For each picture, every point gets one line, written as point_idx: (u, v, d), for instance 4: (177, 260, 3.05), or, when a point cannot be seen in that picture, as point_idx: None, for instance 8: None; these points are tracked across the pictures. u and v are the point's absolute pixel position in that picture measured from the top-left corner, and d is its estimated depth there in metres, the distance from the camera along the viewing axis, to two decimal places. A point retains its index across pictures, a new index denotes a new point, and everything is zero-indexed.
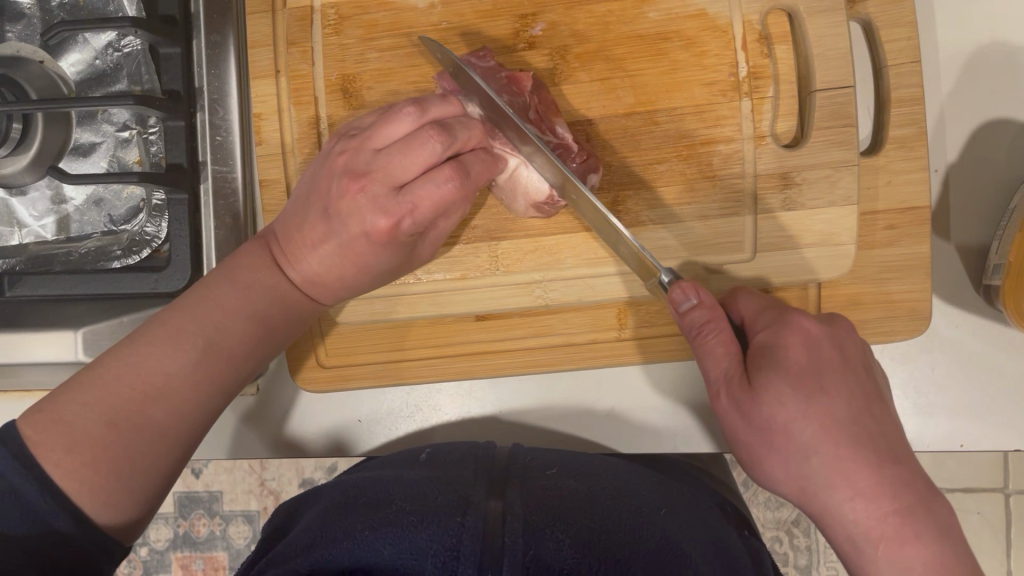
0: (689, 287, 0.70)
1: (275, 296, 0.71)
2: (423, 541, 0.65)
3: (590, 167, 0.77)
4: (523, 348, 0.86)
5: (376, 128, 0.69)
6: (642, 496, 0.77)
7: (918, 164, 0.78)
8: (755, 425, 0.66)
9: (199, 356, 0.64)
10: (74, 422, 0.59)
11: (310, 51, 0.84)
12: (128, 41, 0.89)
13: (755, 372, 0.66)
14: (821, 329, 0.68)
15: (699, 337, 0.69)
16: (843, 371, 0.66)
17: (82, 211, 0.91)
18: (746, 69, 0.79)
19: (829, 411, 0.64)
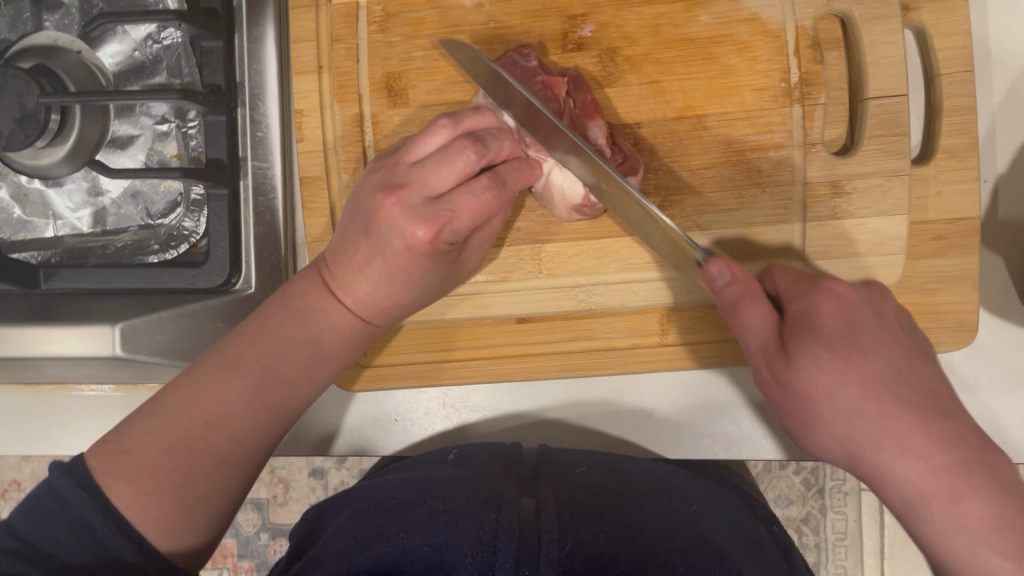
0: (725, 263, 0.66)
1: (325, 317, 0.71)
2: (460, 534, 0.63)
3: (629, 169, 0.76)
4: (563, 350, 0.86)
5: (412, 145, 0.69)
6: (674, 493, 0.76)
7: (969, 174, 0.76)
8: (794, 394, 0.64)
9: (255, 381, 0.67)
10: (139, 456, 0.63)
11: (354, 49, 0.83)
12: (169, 33, 0.88)
13: (789, 338, 0.64)
14: (854, 293, 0.66)
15: (733, 313, 0.67)
16: (877, 330, 0.64)
17: (118, 205, 0.90)
18: (797, 75, 0.78)
19: (869, 369, 0.62)
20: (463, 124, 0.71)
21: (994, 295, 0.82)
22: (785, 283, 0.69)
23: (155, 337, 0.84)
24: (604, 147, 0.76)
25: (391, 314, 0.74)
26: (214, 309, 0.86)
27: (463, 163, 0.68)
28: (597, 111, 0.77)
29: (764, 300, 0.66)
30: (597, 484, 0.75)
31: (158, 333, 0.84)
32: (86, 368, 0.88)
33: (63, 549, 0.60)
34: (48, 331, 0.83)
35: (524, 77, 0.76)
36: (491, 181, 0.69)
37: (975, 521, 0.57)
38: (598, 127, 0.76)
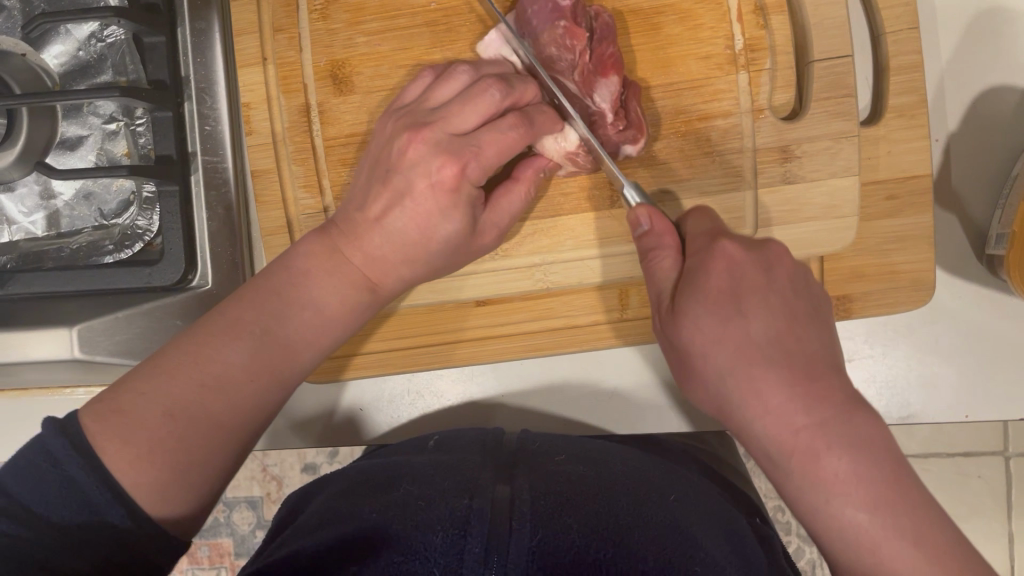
0: (644, 211, 0.68)
1: (330, 275, 0.71)
2: (433, 517, 0.64)
3: (627, 138, 0.75)
4: (527, 331, 0.85)
5: (432, 89, 0.73)
6: (653, 482, 0.75)
7: (917, 133, 0.77)
8: (684, 347, 0.65)
9: (255, 346, 0.67)
10: (136, 416, 0.61)
11: (297, 38, 0.82)
12: (112, 30, 0.87)
13: (678, 295, 0.65)
14: (747, 252, 0.64)
15: (647, 261, 0.69)
16: (765, 290, 0.63)
17: (72, 207, 0.89)
18: (741, 41, 0.77)
19: (747, 331, 0.62)
20: (486, 71, 0.74)
21: (951, 257, 0.82)
22: (694, 232, 0.68)
23: (113, 338, 0.84)
24: (607, 110, 0.76)
25: (400, 277, 0.74)
26: (172, 306, 0.85)
27: (483, 104, 0.70)
28: (615, 66, 0.75)
29: (674, 251, 0.68)
30: (574, 474, 0.74)
31: (116, 334, 0.84)
32: (47, 374, 0.88)
33: (55, 513, 0.57)
34: (6, 337, 0.83)
35: (548, 19, 0.76)
36: (515, 126, 0.70)
37: (831, 477, 0.59)
38: (607, 87, 0.76)
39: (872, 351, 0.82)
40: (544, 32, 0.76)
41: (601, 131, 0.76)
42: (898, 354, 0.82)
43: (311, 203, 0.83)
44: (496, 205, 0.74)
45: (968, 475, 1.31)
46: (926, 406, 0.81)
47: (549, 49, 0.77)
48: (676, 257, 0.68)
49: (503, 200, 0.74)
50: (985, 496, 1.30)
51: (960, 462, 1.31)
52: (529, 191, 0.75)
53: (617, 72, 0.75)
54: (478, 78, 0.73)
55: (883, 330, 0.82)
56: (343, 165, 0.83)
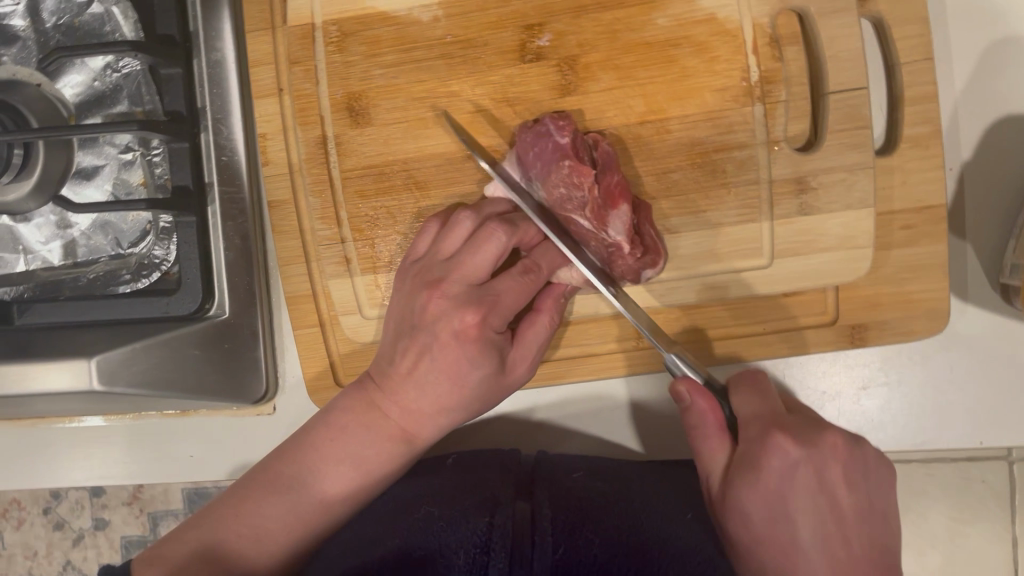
0: (691, 388, 0.70)
1: (366, 431, 0.75)
2: (454, 540, 0.72)
3: (646, 263, 0.76)
4: (544, 359, 0.85)
5: (442, 238, 0.75)
6: (668, 494, 0.80)
7: (932, 164, 0.77)
8: (737, 538, 0.68)
9: (292, 500, 0.74)
10: (181, 550, 0.71)
11: (315, 70, 0.82)
12: (126, 61, 0.87)
13: (730, 480, 0.68)
14: (803, 452, 0.65)
15: (695, 434, 0.71)
16: (816, 490, 0.66)
17: (88, 236, 0.89)
18: (757, 73, 0.77)
19: (794, 532, 0.66)
20: (487, 213, 0.76)
21: (965, 283, 0.82)
22: (746, 415, 0.69)
23: (132, 369, 0.84)
24: (624, 242, 0.75)
25: (434, 425, 0.76)
26: (190, 336, 0.86)
27: (494, 246, 0.72)
28: (623, 195, 0.74)
29: (721, 438, 0.70)
30: (589, 487, 0.79)
31: (135, 364, 0.84)
32: (66, 402, 0.88)
33: None
34: (26, 366, 0.83)
35: (552, 160, 0.75)
36: (526, 271, 0.74)
37: None
38: (620, 219, 0.74)
39: (887, 379, 0.82)
40: (549, 173, 0.75)
41: (621, 262, 0.76)
42: (909, 382, 0.82)
43: (329, 234, 0.84)
44: (522, 340, 0.74)
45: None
46: (938, 433, 0.82)
47: (558, 190, 0.76)
48: (726, 442, 0.70)
49: (528, 333, 0.74)
50: None
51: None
52: (553, 320, 0.75)
53: (626, 200, 0.74)
54: (483, 223, 0.74)
55: (896, 357, 0.82)
56: (360, 198, 0.83)
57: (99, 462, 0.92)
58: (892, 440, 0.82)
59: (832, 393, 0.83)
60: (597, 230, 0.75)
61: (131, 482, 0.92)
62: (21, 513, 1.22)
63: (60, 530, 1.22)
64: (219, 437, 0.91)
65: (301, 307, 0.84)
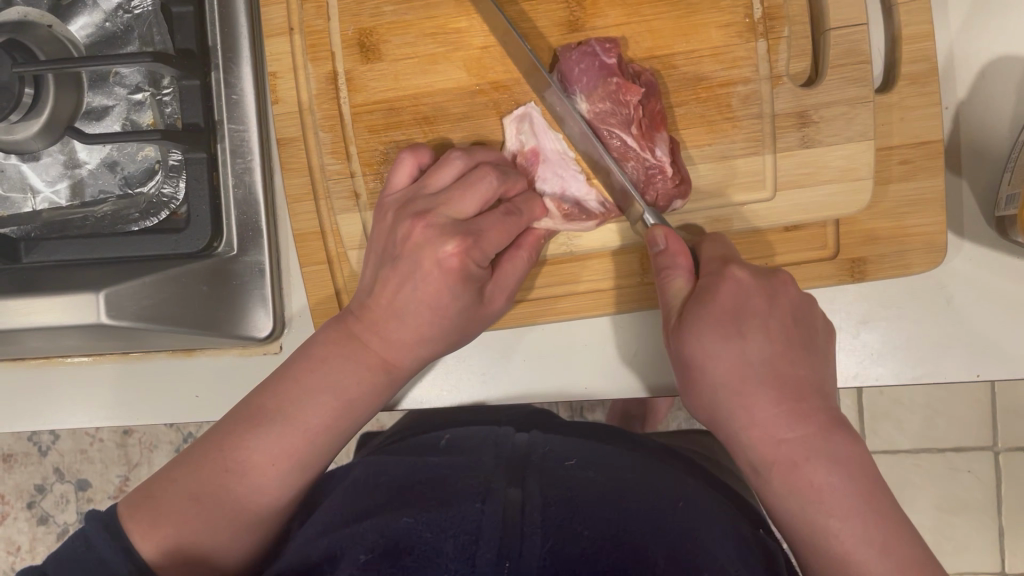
0: (660, 233, 0.72)
1: (347, 360, 0.74)
2: (447, 521, 0.61)
3: (680, 193, 0.78)
4: (548, 296, 0.86)
5: (428, 171, 0.78)
6: (656, 484, 0.72)
7: (930, 100, 0.79)
8: (682, 357, 0.69)
9: (280, 432, 0.72)
10: (163, 502, 0.69)
11: (325, 7, 0.84)
12: (139, 1, 0.88)
13: (686, 309, 0.69)
14: (754, 279, 0.69)
15: (659, 277, 0.73)
16: (764, 316, 0.68)
17: (95, 175, 0.90)
18: (761, 9, 0.79)
19: (744, 350, 0.66)
20: (477, 156, 0.78)
21: (962, 219, 0.84)
22: (709, 255, 0.72)
23: (139, 303, 0.85)
24: (666, 163, 0.78)
25: (413, 355, 0.76)
26: (200, 272, 0.87)
27: (481, 190, 0.75)
28: (663, 122, 0.79)
29: (689, 271, 0.71)
30: (583, 479, 0.71)
31: (142, 298, 0.86)
32: (63, 340, 0.88)
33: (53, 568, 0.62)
34: (30, 302, 0.85)
35: (599, 76, 0.78)
36: (508, 212, 0.76)
37: (821, 489, 0.64)
38: (663, 140, 0.78)
39: (887, 314, 0.83)
40: (596, 88, 0.78)
41: (658, 184, 0.78)
42: (910, 315, 0.83)
43: (339, 167, 0.85)
44: (503, 271, 0.77)
45: (959, 468, 1.36)
46: (937, 363, 0.83)
47: (601, 105, 0.80)
48: (688, 275, 0.71)
49: (507, 266, 0.77)
50: (974, 490, 1.36)
51: (951, 457, 1.36)
52: (532, 254, 0.79)
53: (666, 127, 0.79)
54: (472, 163, 0.77)
55: (897, 290, 0.83)
56: (370, 132, 0.84)
57: (105, 403, 0.92)
58: (893, 376, 0.83)
59: (833, 328, 0.84)
60: (641, 146, 0.78)
61: (136, 423, 0.93)
62: (5, 506, 1.38)
63: (44, 523, 1.38)
64: (226, 377, 0.92)
65: (310, 243, 0.85)
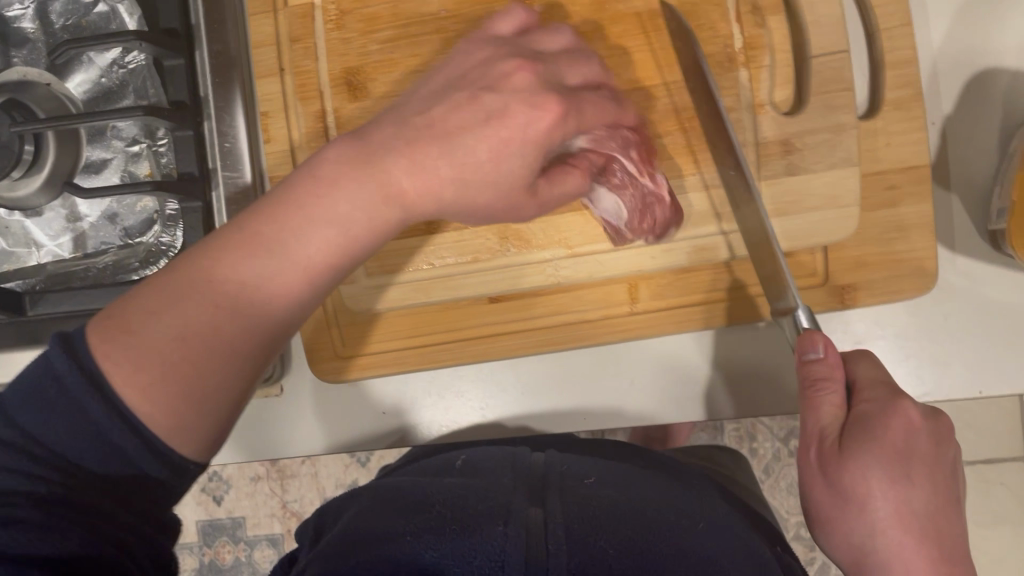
0: (819, 339, 0.68)
1: (359, 190, 0.62)
2: (470, 547, 0.63)
3: (674, 221, 0.79)
4: (540, 328, 0.85)
5: None
6: (667, 500, 0.75)
7: (914, 124, 0.79)
8: (836, 490, 0.66)
9: (250, 296, 0.58)
10: (146, 339, 0.54)
11: (313, 47, 0.85)
12: (133, 56, 0.89)
13: (847, 442, 0.65)
14: (924, 419, 0.65)
15: (811, 391, 0.68)
16: (931, 463, 0.65)
17: (96, 228, 0.91)
18: (741, 40, 0.80)
19: (910, 501, 0.64)
20: None
21: (953, 233, 0.82)
22: (864, 378, 0.68)
23: None
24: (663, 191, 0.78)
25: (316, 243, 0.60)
26: None
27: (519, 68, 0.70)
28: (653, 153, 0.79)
29: (840, 391, 0.67)
30: (603, 495, 0.73)
31: None
32: None
33: (70, 450, 0.52)
34: None
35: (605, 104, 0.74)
36: None
37: None
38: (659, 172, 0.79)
39: (884, 333, 0.83)
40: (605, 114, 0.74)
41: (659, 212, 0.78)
42: (907, 334, 0.82)
43: None
44: None
45: (990, 482, 1.38)
46: (938, 381, 0.81)
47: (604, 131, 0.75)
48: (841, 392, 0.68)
49: None
50: (1012, 502, 1.38)
51: (982, 469, 1.38)
52: None
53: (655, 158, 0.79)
54: None
55: (890, 314, 0.82)
56: None
57: None
58: None
59: (829, 347, 0.83)
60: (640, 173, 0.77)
61: None
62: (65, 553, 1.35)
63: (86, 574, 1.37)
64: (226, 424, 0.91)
65: None
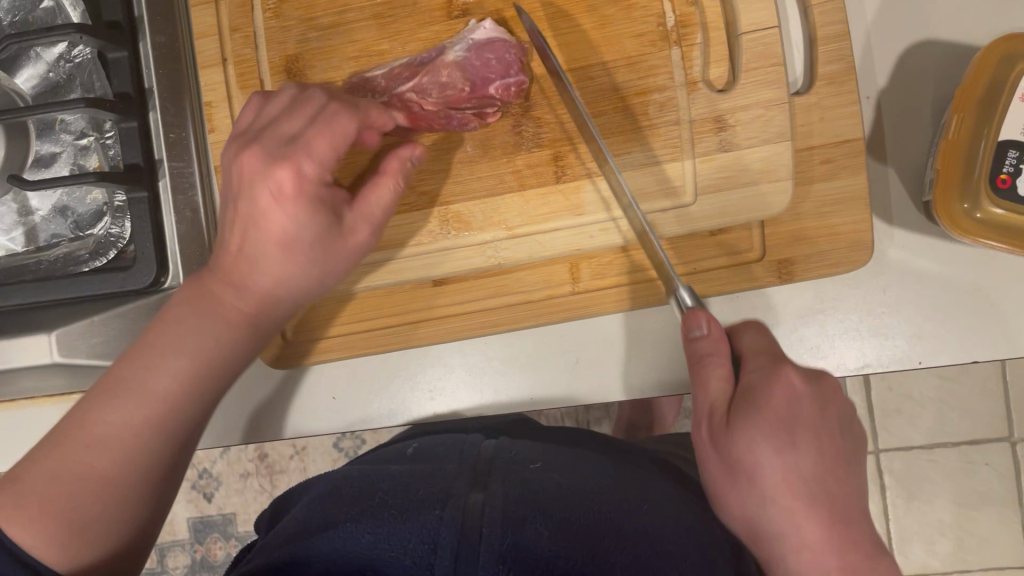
0: (704, 316, 0.69)
1: (203, 320, 0.69)
2: (404, 533, 0.61)
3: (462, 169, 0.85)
4: (485, 309, 0.86)
5: None
6: (619, 483, 0.73)
7: (846, 98, 0.79)
8: (726, 460, 0.65)
9: (133, 425, 0.65)
10: (42, 494, 0.63)
11: (252, 36, 0.89)
12: (79, 50, 0.90)
13: (734, 415, 0.64)
14: (807, 386, 0.64)
15: (698, 367, 0.68)
16: (817, 430, 0.64)
17: (48, 221, 0.93)
18: (673, 18, 0.80)
19: (796, 465, 0.63)
20: None
21: (889, 207, 0.83)
22: (750, 349, 0.69)
23: (89, 341, 0.88)
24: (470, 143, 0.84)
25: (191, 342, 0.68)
26: (151, 308, 0.89)
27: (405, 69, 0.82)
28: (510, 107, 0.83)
29: (727, 365, 0.67)
30: (551, 480, 0.71)
31: (91, 335, 0.88)
32: (34, 379, 0.91)
33: None
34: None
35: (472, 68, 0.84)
36: None
37: None
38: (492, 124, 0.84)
39: (824, 307, 0.83)
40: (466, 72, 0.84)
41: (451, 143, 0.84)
42: (846, 308, 0.83)
43: None
44: None
45: (977, 463, 1.39)
46: (878, 352, 0.82)
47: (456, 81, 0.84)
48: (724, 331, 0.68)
49: None
50: (994, 482, 1.39)
51: (965, 450, 1.39)
52: None
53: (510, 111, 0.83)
54: None
55: (829, 288, 0.83)
56: None
57: None
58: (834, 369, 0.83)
59: (770, 323, 0.84)
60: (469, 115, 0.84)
61: None
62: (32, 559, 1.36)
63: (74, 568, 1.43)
64: None
65: None
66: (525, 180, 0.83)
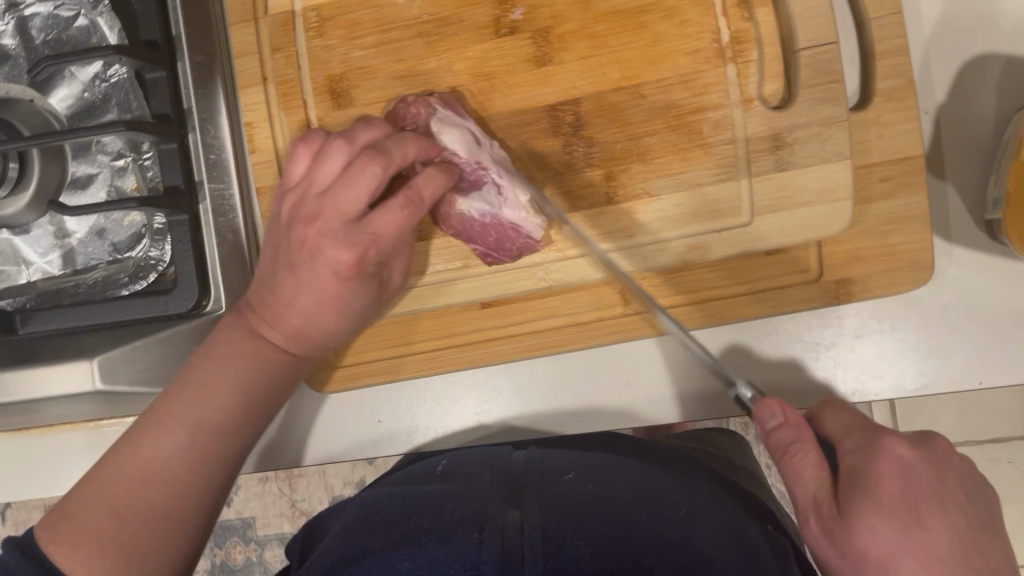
0: (776, 407, 0.70)
1: (249, 355, 0.72)
2: (442, 556, 0.52)
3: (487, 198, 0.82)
4: (535, 330, 0.85)
5: None
6: (655, 490, 0.68)
7: (907, 114, 0.77)
8: (840, 548, 0.64)
9: (186, 438, 0.68)
10: (85, 518, 0.64)
11: (296, 56, 0.86)
12: (115, 70, 0.87)
13: (846, 496, 0.64)
14: (913, 451, 0.67)
15: (786, 458, 0.68)
16: (938, 499, 0.65)
17: (85, 243, 0.91)
18: (728, 34, 0.79)
19: (928, 547, 0.62)
20: None
21: (947, 223, 0.81)
22: (840, 429, 0.70)
23: (133, 368, 0.82)
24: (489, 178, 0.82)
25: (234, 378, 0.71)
26: (192, 333, 0.86)
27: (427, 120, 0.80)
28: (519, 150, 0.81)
29: (817, 449, 0.67)
30: (583, 489, 0.66)
31: (137, 363, 0.82)
32: (72, 407, 0.87)
33: None
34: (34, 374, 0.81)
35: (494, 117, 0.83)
36: None
37: None
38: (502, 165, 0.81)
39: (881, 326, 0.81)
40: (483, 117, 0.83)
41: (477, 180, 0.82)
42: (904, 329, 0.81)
43: None
44: None
45: (1002, 462, 1.36)
46: (937, 373, 0.80)
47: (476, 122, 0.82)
48: (819, 454, 0.67)
49: None
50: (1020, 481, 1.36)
51: (988, 448, 1.36)
52: None
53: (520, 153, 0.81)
54: None
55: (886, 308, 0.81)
56: None
57: None
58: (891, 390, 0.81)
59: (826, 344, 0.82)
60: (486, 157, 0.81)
61: None
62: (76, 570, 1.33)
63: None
64: None
65: None
66: (575, 201, 0.82)
